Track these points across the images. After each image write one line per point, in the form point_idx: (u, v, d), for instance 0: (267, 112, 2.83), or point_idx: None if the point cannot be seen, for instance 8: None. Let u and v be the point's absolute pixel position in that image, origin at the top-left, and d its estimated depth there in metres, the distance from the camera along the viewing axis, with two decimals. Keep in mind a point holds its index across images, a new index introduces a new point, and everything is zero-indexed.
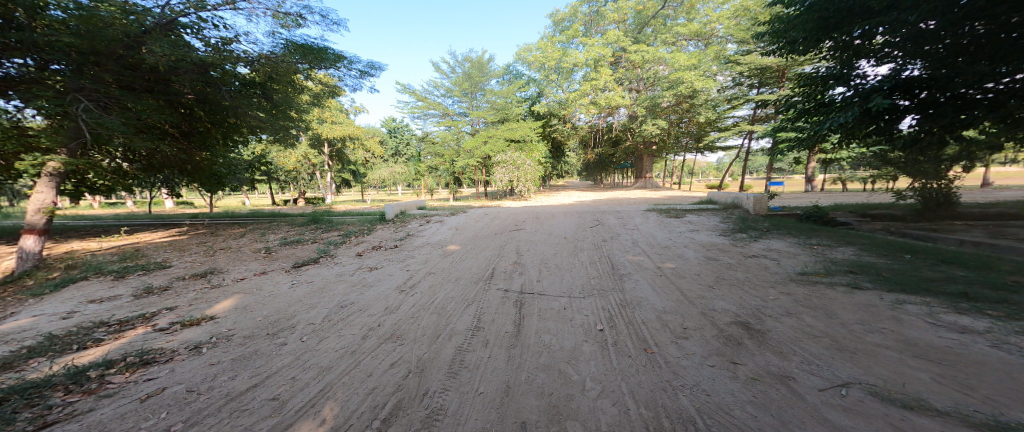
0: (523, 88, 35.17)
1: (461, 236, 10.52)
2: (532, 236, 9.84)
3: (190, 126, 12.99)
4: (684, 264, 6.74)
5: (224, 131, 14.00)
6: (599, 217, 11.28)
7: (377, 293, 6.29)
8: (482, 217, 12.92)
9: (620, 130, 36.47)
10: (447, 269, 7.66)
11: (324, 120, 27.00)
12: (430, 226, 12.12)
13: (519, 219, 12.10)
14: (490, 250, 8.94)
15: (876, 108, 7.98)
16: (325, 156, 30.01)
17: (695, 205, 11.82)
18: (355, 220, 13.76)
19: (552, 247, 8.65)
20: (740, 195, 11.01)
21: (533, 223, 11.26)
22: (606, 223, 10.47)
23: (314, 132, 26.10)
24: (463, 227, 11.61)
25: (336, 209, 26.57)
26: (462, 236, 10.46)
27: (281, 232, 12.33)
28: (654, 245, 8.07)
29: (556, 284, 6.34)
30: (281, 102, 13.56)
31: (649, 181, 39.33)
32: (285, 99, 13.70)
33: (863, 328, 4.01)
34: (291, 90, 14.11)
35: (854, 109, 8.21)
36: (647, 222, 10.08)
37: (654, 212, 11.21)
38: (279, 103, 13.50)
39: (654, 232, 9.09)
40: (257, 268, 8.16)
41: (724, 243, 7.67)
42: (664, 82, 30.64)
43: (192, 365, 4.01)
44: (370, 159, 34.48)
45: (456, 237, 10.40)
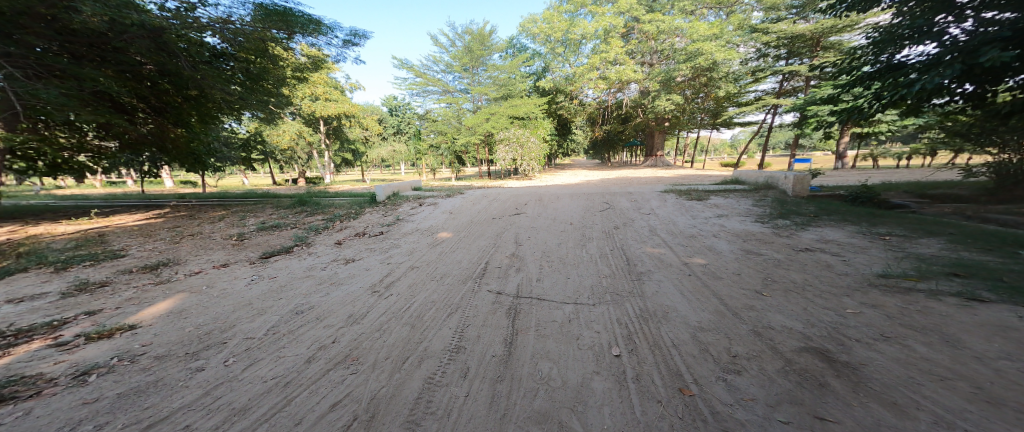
0: (529, 62, 33.02)
1: (456, 221, 9.33)
2: (533, 222, 8.58)
3: (164, 100, 12.26)
4: (718, 258, 5.40)
5: (198, 105, 12.88)
6: (610, 199, 9.88)
7: (344, 295, 5.17)
8: (480, 199, 11.67)
9: (631, 107, 34.29)
10: (433, 264, 6.51)
11: (318, 98, 25.52)
12: (421, 210, 10.96)
13: (521, 202, 10.83)
14: (486, 239, 7.75)
15: (990, 64, 6.18)
16: (322, 135, 28.73)
17: (720, 184, 10.21)
18: (342, 203, 12.64)
19: (555, 236, 7.40)
20: (776, 173, 9.08)
21: (536, 207, 9.98)
22: (619, 206, 9.10)
23: (307, 110, 24.88)
24: (459, 210, 10.43)
25: (333, 189, 25.66)
26: (456, 222, 9.26)
27: (262, 216, 11.31)
28: (678, 233, 6.72)
29: (560, 286, 5.13)
30: (258, 74, 12.70)
31: (661, 161, 37.34)
32: (261, 72, 12.81)
33: (1014, 367, 2.69)
34: (268, 64, 13.01)
35: (958, 65, 6.35)
36: (665, 206, 8.69)
37: (673, 194, 9.73)
38: (255, 75, 12.67)
39: (676, 217, 7.72)
40: (221, 258, 6.92)
41: (764, 229, 6.26)
42: (680, 53, 28.38)
43: (61, 404, 2.76)
44: (371, 137, 33.35)
45: (451, 223, 9.21)
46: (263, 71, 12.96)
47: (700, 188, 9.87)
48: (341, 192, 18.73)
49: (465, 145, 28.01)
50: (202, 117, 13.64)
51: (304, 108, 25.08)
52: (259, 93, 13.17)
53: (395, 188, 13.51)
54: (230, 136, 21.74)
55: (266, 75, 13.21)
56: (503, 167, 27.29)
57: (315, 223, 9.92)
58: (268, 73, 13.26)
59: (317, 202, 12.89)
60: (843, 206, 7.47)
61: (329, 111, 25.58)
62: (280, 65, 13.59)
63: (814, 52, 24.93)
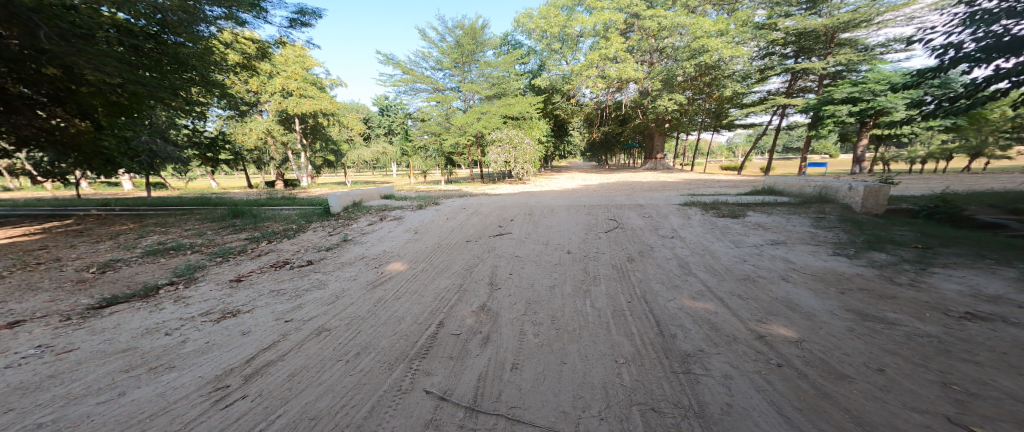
0: (523, 59, 30.79)
1: (420, 240, 7.15)
2: (518, 249, 6.32)
3: (40, 92, 9.15)
4: (808, 327, 3.23)
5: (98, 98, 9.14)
6: (616, 213, 7.78)
7: (158, 397, 2.88)
8: (459, 209, 9.50)
9: (630, 108, 32.54)
10: (357, 321, 4.25)
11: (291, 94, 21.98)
12: (382, 220, 8.68)
13: (506, 214, 8.68)
14: (449, 273, 5.55)
15: None
16: (297, 135, 25.16)
17: (751, 194, 8.11)
18: (288, 212, 10.26)
19: (547, 275, 5.15)
20: (833, 182, 6.77)
21: (525, 222, 7.83)
22: (627, 223, 7.00)
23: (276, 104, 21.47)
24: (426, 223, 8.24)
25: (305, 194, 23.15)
26: (418, 241, 7.09)
27: (175, 229, 8.93)
28: (723, 272, 4.53)
29: (545, 391, 2.92)
30: (185, 59, 9.21)
31: (661, 163, 35.51)
32: (190, 57, 9.37)
33: None
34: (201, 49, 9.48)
35: None
36: (690, 223, 6.54)
37: (696, 207, 7.56)
38: (185, 63, 9.26)
39: (709, 242, 5.58)
40: (28, 310, 4.57)
41: (858, 268, 4.09)
42: (684, 50, 26.68)
43: None
44: (355, 137, 30.88)
45: (410, 243, 6.99)
46: (200, 59, 9.57)
47: (729, 199, 7.71)
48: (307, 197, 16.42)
49: (453, 146, 25.77)
50: (109, 111, 10.06)
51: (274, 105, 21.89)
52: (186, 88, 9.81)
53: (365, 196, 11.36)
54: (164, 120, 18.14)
55: (198, 64, 9.84)
56: (495, 170, 25.35)
57: (233, 241, 7.55)
58: (202, 60, 9.88)
59: (259, 210, 10.47)
60: (946, 227, 5.30)
61: (304, 109, 21.94)
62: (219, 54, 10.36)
63: (827, 50, 23.80)
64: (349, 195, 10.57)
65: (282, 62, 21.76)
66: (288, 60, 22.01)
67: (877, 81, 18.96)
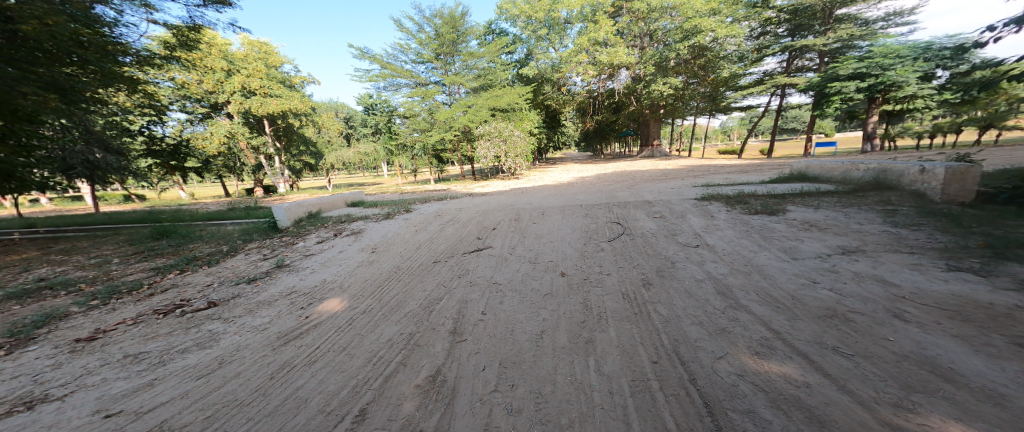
0: (508, 49, 28.96)
1: (375, 259, 5.58)
2: (497, 273, 4.79)
3: None
4: (1011, 429, 1.76)
5: None
6: (621, 215, 6.29)
7: None
8: (433, 215, 7.95)
9: (623, 95, 31.11)
10: (231, 404, 2.71)
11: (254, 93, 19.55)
12: (333, 231, 7.09)
13: (487, 220, 7.16)
14: (399, 312, 4.01)
15: None
16: (268, 137, 22.33)
17: (778, 182, 6.69)
18: (231, 223, 8.72)
19: (535, 319, 3.64)
20: (893, 164, 5.32)
21: (510, 232, 6.33)
22: (636, 229, 5.53)
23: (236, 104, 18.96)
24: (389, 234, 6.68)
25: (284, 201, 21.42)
26: (371, 260, 5.52)
27: (87, 247, 7.40)
28: (791, 306, 3.05)
29: None
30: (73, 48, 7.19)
31: (658, 151, 34.11)
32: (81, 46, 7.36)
33: None
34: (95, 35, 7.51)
35: None
36: (717, 224, 5.07)
37: (717, 199, 6.10)
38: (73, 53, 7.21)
39: (751, 251, 4.11)
40: None
41: (1010, 297, 2.64)
42: (676, 31, 25.25)
43: None
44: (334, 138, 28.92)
45: (359, 263, 5.43)
46: (95, 47, 7.54)
47: (758, 189, 6.20)
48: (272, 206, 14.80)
49: (439, 143, 24.09)
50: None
51: (235, 105, 19.28)
52: (83, 90, 7.73)
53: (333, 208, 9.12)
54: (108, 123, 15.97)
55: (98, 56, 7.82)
56: (484, 166, 24.21)
57: (132, 272, 5.52)
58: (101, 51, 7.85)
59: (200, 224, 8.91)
60: None
61: (270, 109, 19.56)
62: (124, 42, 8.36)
63: (828, 26, 22.40)
64: (308, 206, 8.34)
65: (242, 59, 19.66)
66: (250, 56, 20.04)
67: (884, 54, 17.57)
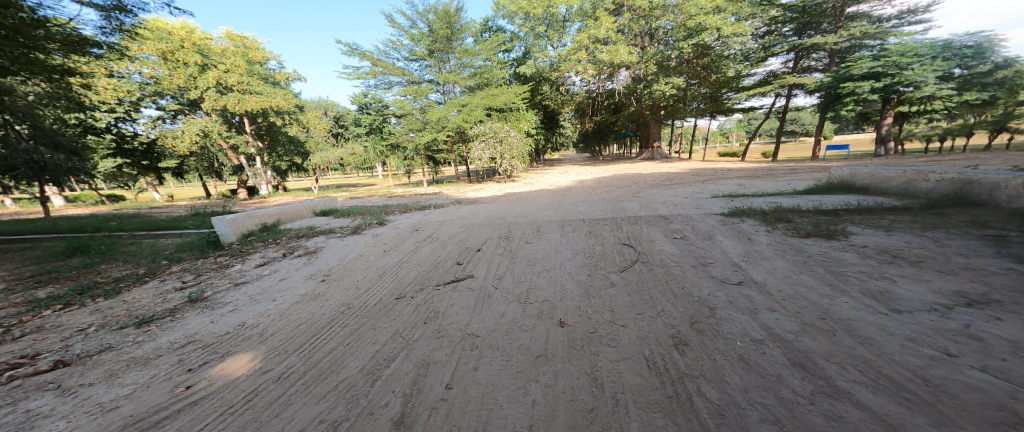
0: (505, 46, 27.90)
1: (323, 289, 4.41)
2: (475, 321, 3.65)
3: None
4: None
5: None
6: (634, 235, 5.21)
7: None
8: (409, 228, 6.79)
9: (623, 95, 30.19)
10: None
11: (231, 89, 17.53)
12: (287, 245, 5.92)
13: (470, 238, 6.02)
14: (326, 383, 2.80)
15: None
16: (248, 136, 19.92)
17: (818, 193, 5.66)
18: (179, 232, 7.55)
19: (523, 407, 2.47)
20: (985, 174, 4.23)
21: (497, 255, 5.21)
22: (655, 257, 4.46)
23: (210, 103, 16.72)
24: (351, 252, 5.52)
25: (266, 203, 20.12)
26: (318, 292, 4.34)
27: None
28: (934, 402, 1.98)
29: None
30: None
31: (658, 152, 33.18)
32: None
33: None
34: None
35: None
36: (762, 251, 4.00)
37: (749, 214, 5.05)
38: None
39: (822, 294, 3.06)
40: None
41: None
42: (678, 29, 24.38)
43: None
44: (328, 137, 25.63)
45: (301, 296, 4.25)
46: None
47: (801, 202, 5.12)
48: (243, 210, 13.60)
49: (432, 143, 22.94)
50: None
51: (209, 103, 17.05)
52: None
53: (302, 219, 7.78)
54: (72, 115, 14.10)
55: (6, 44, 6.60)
56: (479, 168, 23.22)
57: (2, 306, 4.25)
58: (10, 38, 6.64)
59: (142, 235, 7.70)
60: None
61: (250, 107, 17.41)
62: (45, 31, 7.15)
63: (837, 24, 21.63)
64: (269, 217, 7.01)
65: (219, 54, 18.00)
66: (232, 52, 18.54)
67: (901, 53, 16.57)
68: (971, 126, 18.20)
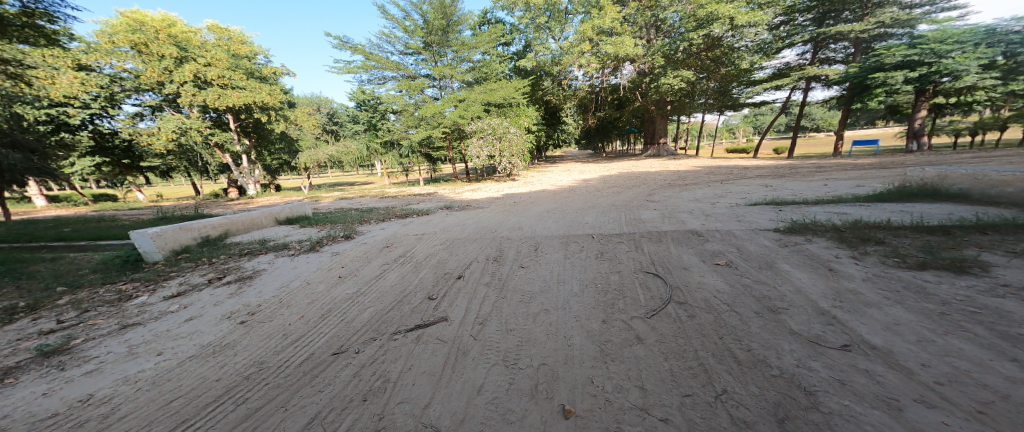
0: (505, 39, 26.65)
1: (238, 337, 3.13)
2: (439, 404, 2.41)
3: None
4: None
5: None
6: (666, 260, 4.00)
7: None
8: (380, 242, 5.54)
9: (628, 90, 28.91)
10: None
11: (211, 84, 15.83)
12: (226, 263, 4.70)
13: (453, 259, 4.76)
14: None
15: None
16: (233, 134, 17.92)
17: (892, 203, 4.51)
18: (117, 244, 6.42)
19: None
20: None
21: (485, 289, 3.97)
22: (701, 297, 3.25)
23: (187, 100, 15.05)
24: (297, 277, 4.26)
25: (255, 202, 18.84)
26: (229, 341, 3.07)
27: None
28: None
29: None
30: None
31: (664, 149, 31.75)
32: None
33: None
34: None
35: None
36: (863, 293, 2.81)
37: (818, 231, 3.87)
38: None
39: (1012, 382, 1.88)
40: None
41: None
42: (688, 18, 22.94)
43: None
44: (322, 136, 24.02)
45: (202, 347, 2.99)
46: None
47: (889, 215, 3.92)
48: (220, 213, 12.53)
49: (428, 140, 21.77)
50: None
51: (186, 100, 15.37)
52: None
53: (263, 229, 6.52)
54: (41, 111, 13.75)
55: None
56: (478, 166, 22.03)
57: None
58: None
59: (74, 247, 6.57)
60: None
61: (231, 102, 15.68)
62: None
63: (861, 11, 20.18)
64: (217, 228, 5.81)
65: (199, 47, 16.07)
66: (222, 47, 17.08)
67: (939, 40, 15.93)
68: (1003, 120, 17.44)
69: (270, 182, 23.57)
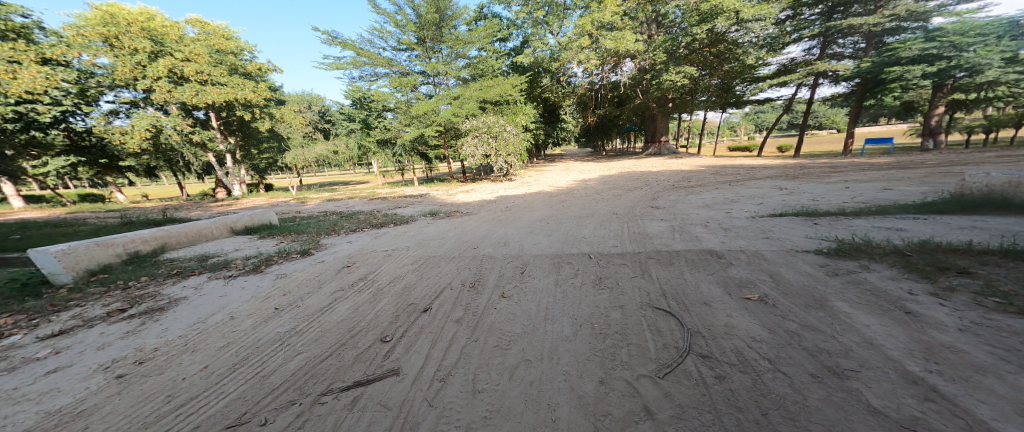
0: (502, 35, 25.81)
1: (101, 400, 2.31)
2: None
3: None
4: None
5: None
6: (683, 293, 3.16)
7: None
8: (342, 257, 4.67)
9: (628, 87, 28.04)
10: None
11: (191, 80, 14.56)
12: (144, 289, 3.84)
13: (422, 285, 3.91)
14: None
15: None
16: (216, 133, 16.88)
17: (954, 217, 3.68)
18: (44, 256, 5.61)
19: None
20: None
21: (454, 328, 3.14)
22: (733, 349, 2.41)
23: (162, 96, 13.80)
24: (222, 309, 3.41)
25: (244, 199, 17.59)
26: (86, 408, 2.25)
27: None
28: None
29: None
30: None
31: (666, 147, 30.86)
32: None
33: None
34: None
35: None
36: (967, 352, 1.97)
37: (873, 252, 3.03)
38: None
39: None
40: None
41: None
42: (691, 13, 22.16)
43: None
44: (313, 134, 23.08)
45: (44, 417, 2.17)
46: None
47: (965, 233, 3.07)
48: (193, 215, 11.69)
49: (421, 139, 20.90)
50: None
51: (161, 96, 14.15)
52: None
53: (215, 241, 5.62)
54: None
55: None
56: (473, 166, 21.15)
57: None
58: None
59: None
60: None
61: (209, 99, 14.50)
62: None
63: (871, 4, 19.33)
64: (155, 240, 4.97)
65: (176, 39, 14.95)
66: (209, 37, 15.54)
67: (959, 33, 15.17)
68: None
69: (259, 182, 22.26)
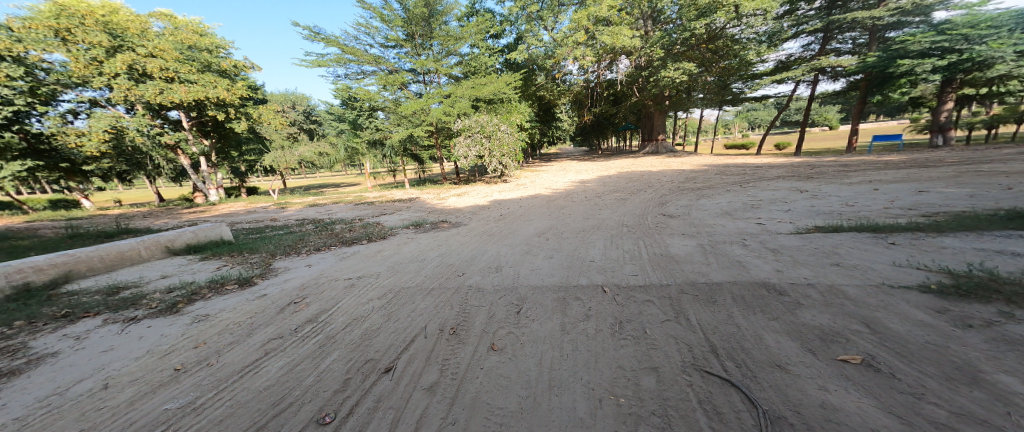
0: (494, 31, 24.86)
1: None
2: None
3: None
4: None
5: None
6: (742, 348, 2.28)
7: None
8: (293, 287, 3.58)
9: (625, 84, 27.25)
10: None
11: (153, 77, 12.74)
12: (4, 341, 2.72)
13: (392, 330, 2.86)
14: None
15: None
16: (188, 133, 15.39)
17: None
18: None
19: None
20: None
21: (428, 402, 2.11)
22: None
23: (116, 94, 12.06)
24: (97, 372, 2.33)
25: (219, 205, 15.83)
26: None
27: None
28: None
29: None
30: None
31: (663, 146, 30.14)
32: None
33: None
34: None
35: None
36: None
37: (1006, 289, 2.19)
38: None
39: None
40: None
41: None
42: (688, 8, 21.44)
43: None
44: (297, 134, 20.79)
45: None
46: None
47: None
48: (157, 223, 10.62)
49: (411, 139, 19.88)
50: None
51: (118, 95, 12.34)
52: None
53: (141, 266, 4.49)
54: None
55: None
56: (465, 167, 20.20)
57: None
58: None
59: None
60: None
61: (176, 99, 12.72)
62: None
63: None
64: (53, 268, 3.85)
65: (139, 33, 12.96)
66: (179, 30, 13.74)
67: (970, 25, 14.75)
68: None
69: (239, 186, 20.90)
